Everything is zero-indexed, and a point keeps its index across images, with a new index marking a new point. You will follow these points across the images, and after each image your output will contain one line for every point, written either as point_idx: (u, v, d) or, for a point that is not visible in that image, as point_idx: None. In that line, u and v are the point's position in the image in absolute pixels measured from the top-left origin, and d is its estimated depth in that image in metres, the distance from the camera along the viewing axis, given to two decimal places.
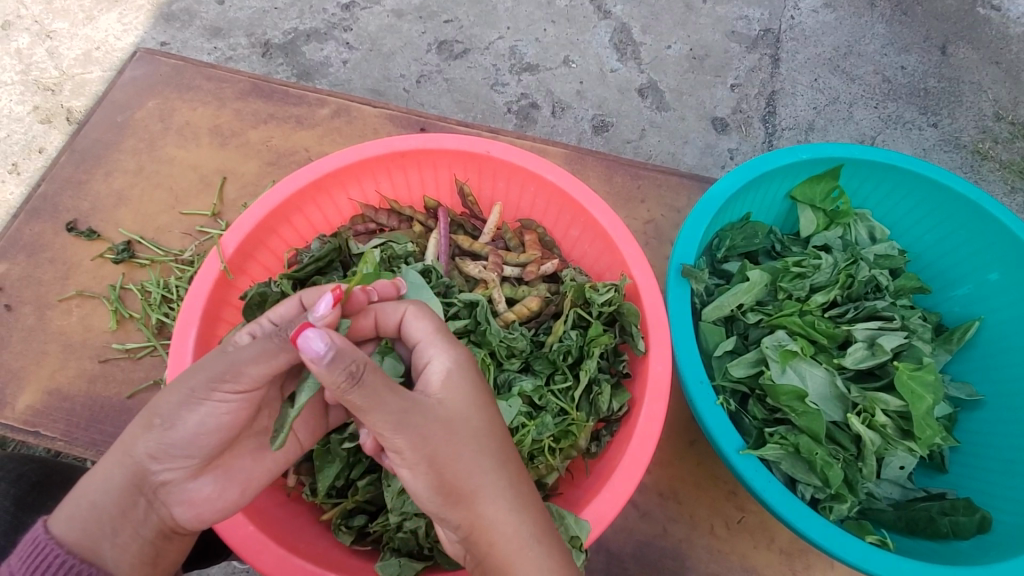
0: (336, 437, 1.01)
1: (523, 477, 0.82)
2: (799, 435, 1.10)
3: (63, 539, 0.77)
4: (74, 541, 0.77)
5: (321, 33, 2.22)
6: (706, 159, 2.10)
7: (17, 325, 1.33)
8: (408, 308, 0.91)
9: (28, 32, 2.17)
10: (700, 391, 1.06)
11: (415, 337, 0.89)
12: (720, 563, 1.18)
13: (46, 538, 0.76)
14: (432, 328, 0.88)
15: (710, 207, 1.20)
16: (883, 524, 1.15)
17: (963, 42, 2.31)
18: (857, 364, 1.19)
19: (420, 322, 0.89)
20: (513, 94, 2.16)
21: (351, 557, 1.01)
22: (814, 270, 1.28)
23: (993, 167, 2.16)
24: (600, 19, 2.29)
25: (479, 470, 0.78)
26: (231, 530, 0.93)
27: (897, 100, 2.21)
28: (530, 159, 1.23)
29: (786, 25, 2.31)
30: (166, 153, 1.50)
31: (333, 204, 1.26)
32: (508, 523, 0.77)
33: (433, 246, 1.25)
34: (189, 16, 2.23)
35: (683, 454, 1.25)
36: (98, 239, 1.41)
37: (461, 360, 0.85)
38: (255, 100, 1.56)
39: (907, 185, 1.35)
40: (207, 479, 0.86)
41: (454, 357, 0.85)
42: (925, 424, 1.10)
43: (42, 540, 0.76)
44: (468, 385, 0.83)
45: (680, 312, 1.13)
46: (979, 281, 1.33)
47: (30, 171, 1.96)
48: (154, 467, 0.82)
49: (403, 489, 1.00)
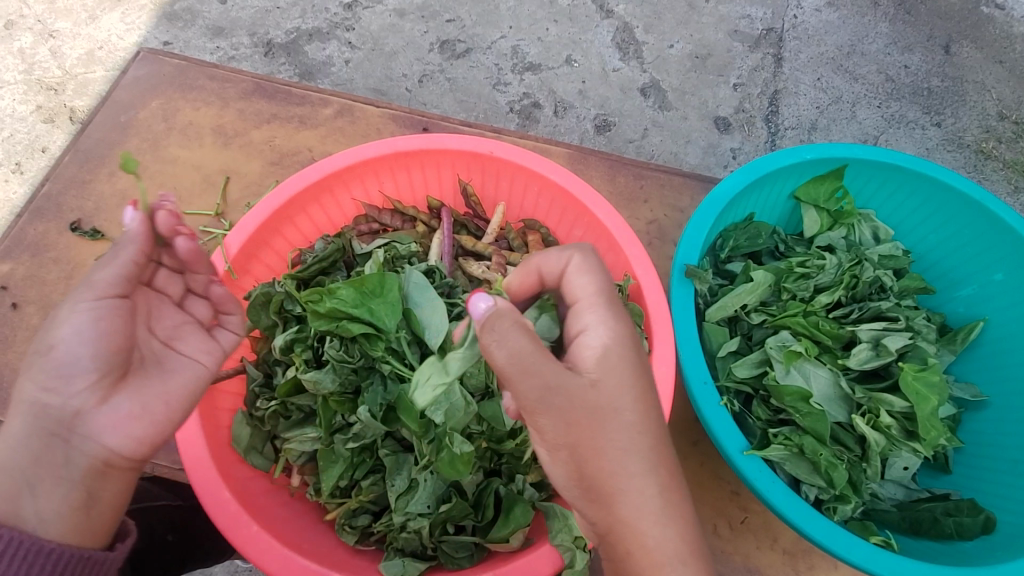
0: (340, 437, 1.01)
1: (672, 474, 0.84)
2: (803, 435, 1.10)
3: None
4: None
5: (324, 32, 2.22)
6: (709, 158, 2.10)
7: (21, 324, 1.33)
8: (573, 261, 0.90)
9: (30, 31, 2.17)
10: (705, 392, 1.06)
11: (576, 292, 0.89)
12: (724, 564, 1.18)
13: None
14: (595, 288, 0.88)
15: (714, 207, 1.20)
16: (886, 524, 1.14)
17: (966, 41, 2.31)
18: (861, 364, 1.19)
19: (582, 278, 0.89)
20: (516, 94, 2.16)
21: (355, 557, 1.01)
22: (819, 270, 1.27)
23: (997, 166, 2.16)
24: (602, 18, 2.29)
25: (623, 469, 0.80)
26: (185, 439, 0.96)
27: (900, 99, 2.21)
28: (534, 159, 1.23)
29: (789, 24, 2.30)
30: (170, 153, 1.50)
31: (337, 204, 1.26)
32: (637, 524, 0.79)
33: (437, 245, 1.24)
34: (191, 15, 2.23)
35: (686, 454, 1.25)
36: (101, 239, 1.41)
37: (618, 332, 0.85)
38: (258, 99, 1.56)
39: (911, 185, 1.34)
40: (122, 400, 0.82)
41: (613, 330, 0.85)
42: (930, 425, 1.10)
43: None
44: (627, 366, 0.83)
45: (684, 312, 1.13)
46: (984, 281, 1.32)
47: (33, 170, 1.97)
48: (54, 399, 0.79)
49: (407, 490, 1.01)
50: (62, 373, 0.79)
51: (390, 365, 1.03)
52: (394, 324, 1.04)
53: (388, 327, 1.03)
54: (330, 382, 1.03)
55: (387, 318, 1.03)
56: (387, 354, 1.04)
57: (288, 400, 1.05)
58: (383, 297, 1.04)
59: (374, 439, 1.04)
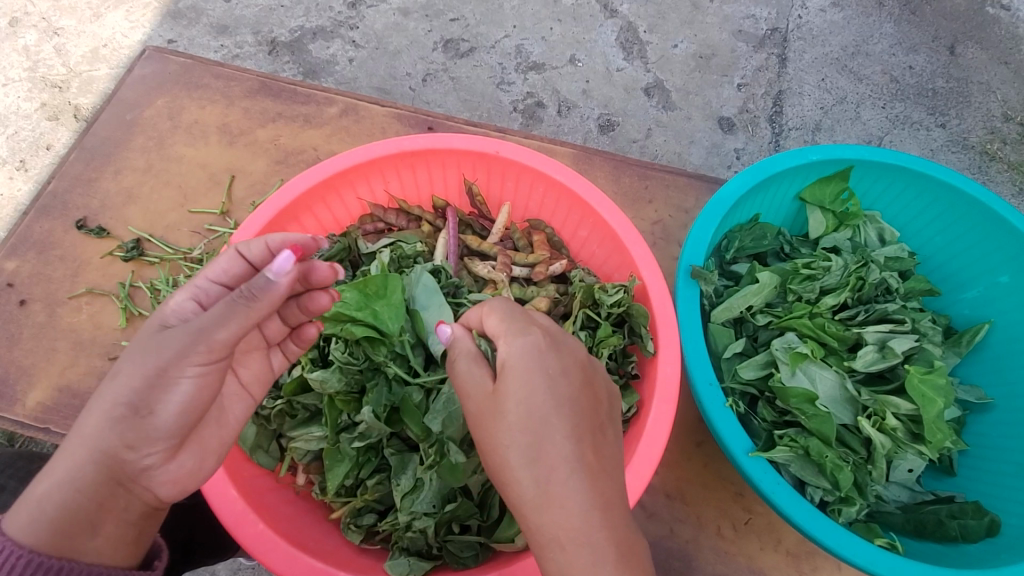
0: (346, 436, 1.02)
1: (600, 484, 0.73)
2: (808, 438, 1.10)
3: (20, 539, 0.70)
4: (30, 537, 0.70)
5: (327, 30, 2.22)
6: (713, 159, 2.09)
7: (28, 322, 1.33)
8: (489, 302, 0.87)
9: (35, 29, 2.18)
10: (710, 393, 1.06)
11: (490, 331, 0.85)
12: (727, 565, 1.18)
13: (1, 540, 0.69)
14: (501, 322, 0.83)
15: (720, 208, 1.20)
16: (891, 526, 1.14)
17: (972, 42, 2.30)
18: (867, 366, 1.18)
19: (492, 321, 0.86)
20: (520, 93, 2.16)
21: (361, 556, 1.02)
22: (825, 271, 1.27)
23: (1002, 167, 2.15)
24: (606, 18, 2.29)
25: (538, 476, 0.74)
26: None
27: (905, 100, 2.20)
28: (540, 159, 1.23)
29: (794, 24, 2.30)
30: (175, 151, 1.50)
31: (342, 202, 1.26)
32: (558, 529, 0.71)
33: (442, 245, 1.24)
34: (195, 13, 2.23)
35: (690, 456, 1.25)
36: (107, 237, 1.41)
37: (525, 339, 0.80)
38: (263, 98, 1.56)
39: (917, 186, 1.34)
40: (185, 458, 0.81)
41: (517, 347, 0.80)
42: (936, 427, 1.10)
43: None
44: (530, 369, 0.78)
45: (690, 314, 1.13)
46: (990, 283, 1.32)
47: (38, 168, 1.97)
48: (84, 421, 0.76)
49: (412, 489, 1.00)
50: (140, 430, 0.75)
51: (393, 368, 1.02)
52: (398, 327, 1.02)
53: (391, 331, 1.02)
54: (336, 382, 1.03)
55: (391, 320, 1.02)
56: (390, 359, 1.03)
57: (294, 399, 1.06)
58: (386, 299, 1.03)
59: (380, 438, 1.04)
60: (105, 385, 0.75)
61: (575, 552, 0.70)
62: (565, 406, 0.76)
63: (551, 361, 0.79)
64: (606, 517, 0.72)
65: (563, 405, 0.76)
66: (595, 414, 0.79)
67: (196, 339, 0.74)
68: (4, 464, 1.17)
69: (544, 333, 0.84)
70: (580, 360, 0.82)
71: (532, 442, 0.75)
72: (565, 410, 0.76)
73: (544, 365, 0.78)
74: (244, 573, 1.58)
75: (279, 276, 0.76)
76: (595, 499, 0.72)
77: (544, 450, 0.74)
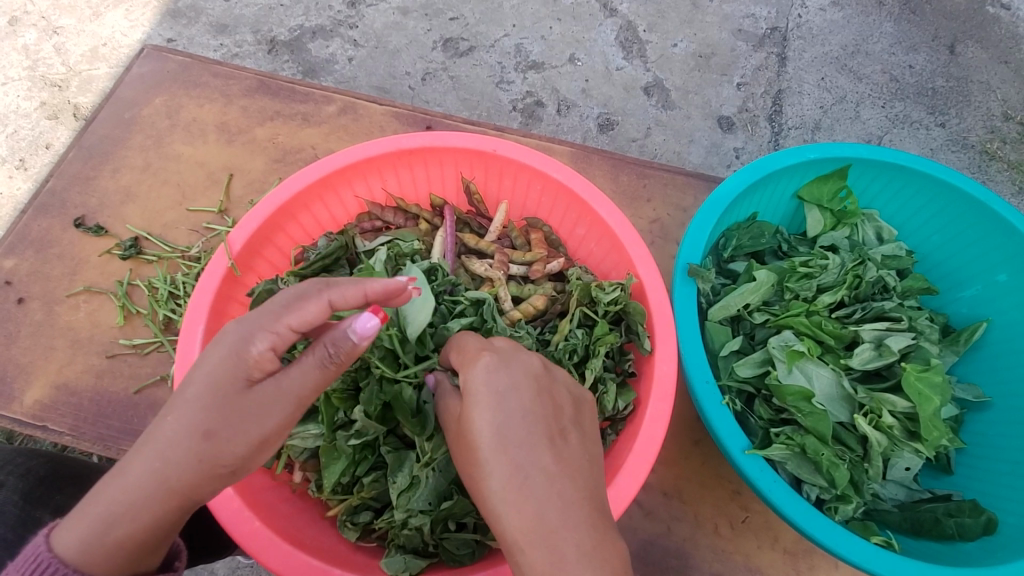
0: (342, 433, 1.01)
1: (553, 479, 0.73)
2: (805, 435, 1.10)
3: (67, 557, 0.75)
4: (79, 558, 0.75)
5: (327, 29, 2.22)
6: (712, 158, 2.09)
7: (25, 320, 1.34)
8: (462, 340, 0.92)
9: (35, 28, 2.18)
10: (706, 391, 1.06)
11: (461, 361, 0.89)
12: (724, 563, 1.18)
13: (49, 556, 0.75)
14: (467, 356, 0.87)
15: (717, 207, 1.19)
16: (888, 524, 1.14)
17: (972, 41, 2.30)
18: (864, 364, 1.19)
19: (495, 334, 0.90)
20: (519, 92, 2.16)
21: (356, 554, 1.02)
22: (822, 270, 1.27)
23: (1002, 167, 2.15)
24: (606, 17, 2.28)
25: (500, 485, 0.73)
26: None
27: (905, 99, 2.20)
28: (537, 157, 1.23)
29: (793, 23, 2.30)
30: (174, 149, 1.50)
31: (339, 201, 1.26)
32: (519, 530, 0.71)
33: (439, 243, 1.24)
34: (195, 12, 2.23)
35: (688, 454, 1.25)
36: (105, 235, 1.41)
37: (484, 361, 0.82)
38: (262, 96, 1.56)
39: (916, 185, 1.34)
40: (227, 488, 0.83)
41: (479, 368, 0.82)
42: (933, 426, 1.10)
43: (45, 558, 0.75)
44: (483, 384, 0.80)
45: (686, 311, 1.13)
46: (987, 281, 1.32)
47: (37, 167, 1.97)
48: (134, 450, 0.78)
49: (409, 487, 1.01)
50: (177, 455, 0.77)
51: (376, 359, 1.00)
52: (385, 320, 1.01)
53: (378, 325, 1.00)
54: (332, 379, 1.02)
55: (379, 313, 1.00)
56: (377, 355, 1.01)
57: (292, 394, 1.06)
58: None
59: (376, 436, 1.04)
60: (183, 433, 0.77)
61: (533, 552, 0.69)
62: (520, 413, 0.77)
63: (509, 372, 0.81)
64: (564, 514, 0.71)
65: (521, 412, 0.77)
66: (557, 419, 0.79)
67: (290, 411, 0.82)
68: (3, 462, 1.17)
69: (505, 350, 0.86)
70: (539, 369, 0.83)
71: (493, 449, 0.75)
72: (521, 416, 0.77)
73: (502, 378, 0.80)
74: (243, 571, 1.59)
75: (359, 336, 0.81)
76: (554, 497, 0.72)
77: (500, 457, 0.75)
